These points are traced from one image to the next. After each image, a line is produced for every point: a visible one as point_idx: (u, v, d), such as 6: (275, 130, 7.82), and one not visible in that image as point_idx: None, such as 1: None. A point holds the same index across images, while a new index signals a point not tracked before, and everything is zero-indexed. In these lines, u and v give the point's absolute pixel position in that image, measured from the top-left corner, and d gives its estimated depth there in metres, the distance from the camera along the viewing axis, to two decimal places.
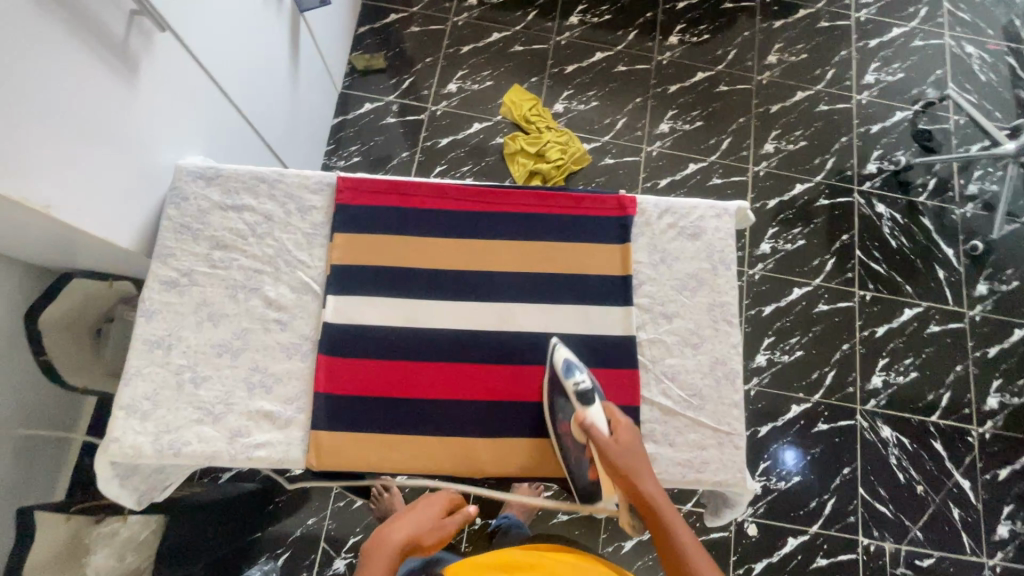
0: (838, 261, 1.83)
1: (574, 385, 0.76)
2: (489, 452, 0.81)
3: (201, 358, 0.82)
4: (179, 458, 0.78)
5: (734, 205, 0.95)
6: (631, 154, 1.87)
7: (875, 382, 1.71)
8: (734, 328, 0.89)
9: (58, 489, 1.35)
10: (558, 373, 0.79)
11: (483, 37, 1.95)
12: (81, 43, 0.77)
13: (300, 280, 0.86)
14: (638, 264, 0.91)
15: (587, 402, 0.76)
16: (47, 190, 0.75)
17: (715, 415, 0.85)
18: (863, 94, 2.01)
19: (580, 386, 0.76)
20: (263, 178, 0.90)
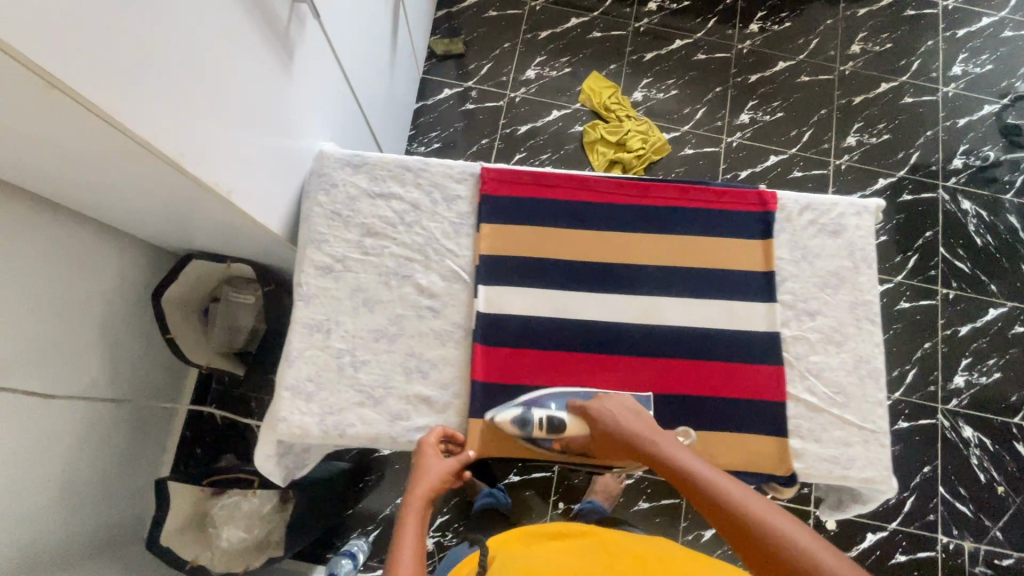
0: (921, 258, 1.80)
1: (540, 425, 0.80)
2: None
3: (359, 343, 0.84)
4: (344, 439, 0.81)
5: (874, 203, 0.94)
6: (711, 145, 1.85)
7: (957, 382, 1.70)
8: (877, 327, 0.89)
9: (164, 463, 1.42)
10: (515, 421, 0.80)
11: (561, 22, 1.93)
12: (258, 34, 0.79)
13: (450, 269, 0.88)
14: (780, 260, 0.91)
15: (561, 424, 0.81)
16: (228, 177, 0.78)
17: (860, 413, 0.85)
18: (950, 86, 1.95)
19: (545, 422, 0.80)
20: (409, 167, 0.91)
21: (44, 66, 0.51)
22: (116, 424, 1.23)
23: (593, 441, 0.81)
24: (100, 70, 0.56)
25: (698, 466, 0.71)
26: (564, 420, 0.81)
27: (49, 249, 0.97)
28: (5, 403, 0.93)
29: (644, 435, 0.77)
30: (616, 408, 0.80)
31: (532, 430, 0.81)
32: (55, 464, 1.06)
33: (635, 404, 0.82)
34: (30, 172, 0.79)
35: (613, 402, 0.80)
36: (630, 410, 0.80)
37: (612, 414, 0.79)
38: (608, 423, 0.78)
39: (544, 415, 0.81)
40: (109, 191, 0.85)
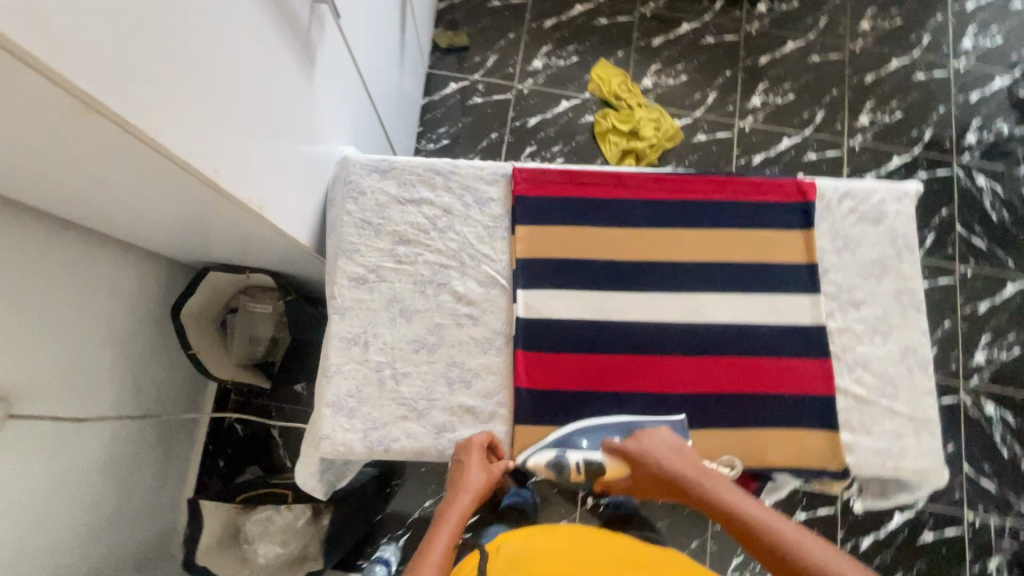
0: (938, 236, 1.78)
1: (575, 469, 0.79)
2: None
3: (399, 354, 0.82)
4: (390, 454, 0.79)
5: (913, 188, 0.92)
6: (723, 130, 1.82)
7: (978, 359, 1.70)
8: (922, 315, 0.88)
9: (189, 478, 1.38)
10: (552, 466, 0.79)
11: (566, 10, 1.88)
12: (282, 41, 0.76)
13: (487, 274, 0.86)
14: (822, 250, 0.89)
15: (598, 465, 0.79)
16: (260, 192, 0.76)
17: (910, 403, 0.84)
18: (961, 60, 1.92)
19: (580, 466, 0.79)
20: (438, 170, 0.89)
21: (79, 85, 0.47)
22: (141, 444, 1.20)
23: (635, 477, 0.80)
24: (140, 91, 0.54)
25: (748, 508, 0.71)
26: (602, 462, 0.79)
27: (66, 270, 0.94)
28: (30, 430, 0.91)
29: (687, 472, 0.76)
30: (656, 446, 0.77)
31: (568, 472, 0.79)
32: (85, 488, 1.04)
33: (672, 437, 0.79)
34: (49, 192, 0.76)
35: (655, 442, 0.78)
36: (670, 446, 0.78)
37: (656, 454, 0.77)
38: (651, 464, 0.76)
39: (579, 458, 0.79)
40: (132, 207, 0.81)
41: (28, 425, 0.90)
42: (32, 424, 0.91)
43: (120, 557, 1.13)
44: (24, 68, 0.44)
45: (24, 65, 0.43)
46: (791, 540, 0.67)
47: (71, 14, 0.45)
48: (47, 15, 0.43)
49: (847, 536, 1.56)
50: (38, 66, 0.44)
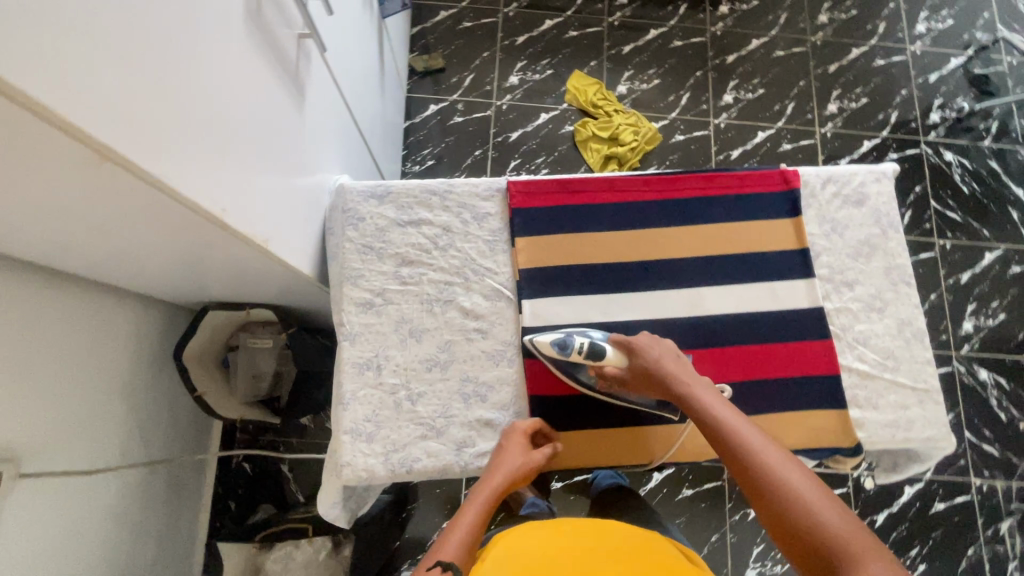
0: (915, 213, 1.84)
1: (579, 350, 0.81)
2: (662, 442, 0.87)
3: (413, 375, 0.83)
4: (412, 475, 0.79)
5: (890, 168, 0.96)
6: (700, 129, 1.87)
7: (967, 328, 1.75)
8: (913, 288, 0.91)
9: (200, 526, 1.34)
10: (556, 350, 0.81)
11: (536, 26, 1.93)
12: (275, 79, 0.79)
13: (491, 288, 0.88)
14: (811, 235, 0.92)
15: (602, 355, 0.81)
16: (263, 226, 0.77)
17: (912, 374, 0.87)
18: (916, 44, 2.00)
19: (584, 348, 0.81)
20: (434, 191, 0.90)
21: (90, 135, 0.48)
22: (151, 492, 1.17)
23: (630, 382, 0.81)
24: (148, 137, 0.55)
25: (725, 414, 0.74)
26: (605, 350, 0.81)
27: (67, 321, 0.93)
28: (39, 489, 0.89)
29: (679, 376, 0.78)
30: (659, 350, 0.81)
31: (572, 354, 0.81)
32: (95, 544, 1.01)
33: (673, 347, 0.82)
34: (45, 245, 0.75)
35: (656, 344, 0.81)
36: (671, 353, 0.81)
37: (654, 354, 0.79)
38: (648, 362, 0.79)
39: (584, 342, 0.82)
40: (130, 252, 0.81)
41: (37, 484, 0.88)
42: (41, 483, 0.89)
43: None
44: (41, 124, 0.45)
45: (42, 122, 0.45)
46: (754, 448, 0.70)
47: (81, 69, 0.47)
48: (60, 72, 0.45)
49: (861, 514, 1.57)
50: (54, 121, 0.45)
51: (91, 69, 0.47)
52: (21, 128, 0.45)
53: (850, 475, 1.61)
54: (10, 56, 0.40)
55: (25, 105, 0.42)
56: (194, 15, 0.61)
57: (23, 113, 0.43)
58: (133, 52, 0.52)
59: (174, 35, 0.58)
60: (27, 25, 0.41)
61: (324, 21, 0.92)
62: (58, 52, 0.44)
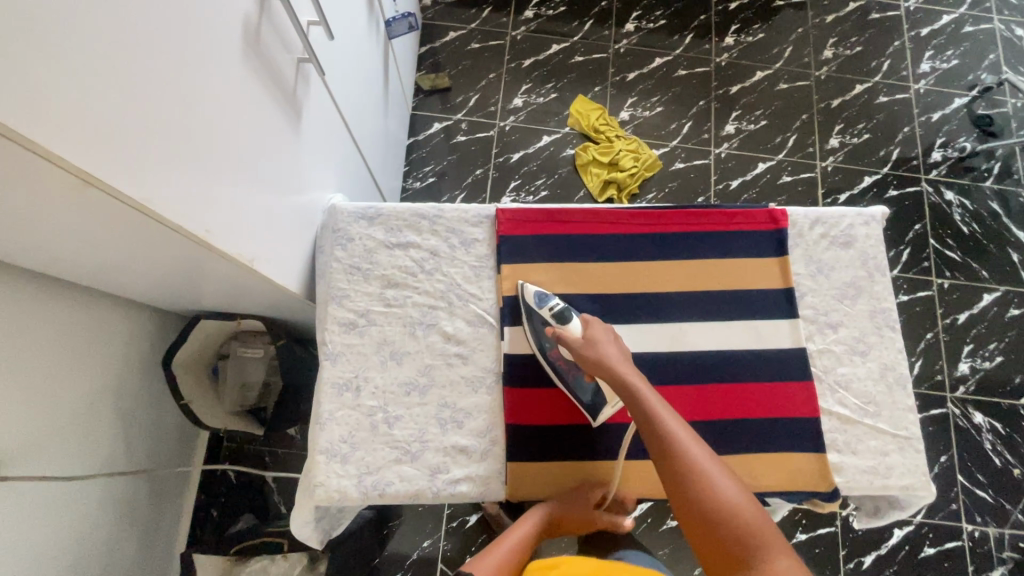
0: (913, 250, 1.84)
1: (552, 308, 0.84)
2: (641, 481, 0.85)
3: (391, 398, 0.84)
4: (385, 499, 0.79)
5: (879, 212, 0.96)
6: (701, 157, 1.88)
7: (962, 369, 1.73)
8: (897, 334, 0.91)
9: (180, 535, 1.34)
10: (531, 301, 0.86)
11: (543, 50, 1.96)
12: (272, 101, 0.80)
13: (475, 313, 0.89)
14: (797, 276, 0.92)
15: (565, 320, 0.83)
16: (251, 246, 0.78)
17: (893, 421, 0.86)
18: (920, 82, 2.01)
19: (555, 309, 0.84)
20: (424, 215, 0.92)
21: (73, 163, 0.49)
22: (130, 498, 1.17)
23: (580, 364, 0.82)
24: (135, 161, 0.56)
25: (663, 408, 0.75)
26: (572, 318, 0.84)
27: (58, 327, 0.94)
28: (18, 492, 0.90)
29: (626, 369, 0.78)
30: (613, 341, 0.82)
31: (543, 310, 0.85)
32: (70, 550, 1.01)
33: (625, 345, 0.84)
34: (37, 253, 0.76)
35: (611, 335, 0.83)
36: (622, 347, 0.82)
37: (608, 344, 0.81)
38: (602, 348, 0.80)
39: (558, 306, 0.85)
40: (119, 263, 0.82)
41: (14, 488, 0.89)
42: (18, 486, 0.90)
43: None
44: (19, 150, 0.46)
45: (20, 148, 0.45)
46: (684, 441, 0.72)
47: (68, 99, 0.48)
48: (44, 102, 0.46)
49: (848, 555, 1.55)
50: (37, 151, 0.46)
51: (75, 96, 0.48)
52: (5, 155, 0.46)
53: (839, 514, 1.59)
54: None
55: (6, 134, 0.44)
56: (190, 42, 0.62)
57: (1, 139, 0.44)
58: (123, 80, 0.53)
59: (170, 62, 0.59)
60: (12, 57, 0.42)
61: (325, 46, 0.94)
62: (44, 83, 0.45)
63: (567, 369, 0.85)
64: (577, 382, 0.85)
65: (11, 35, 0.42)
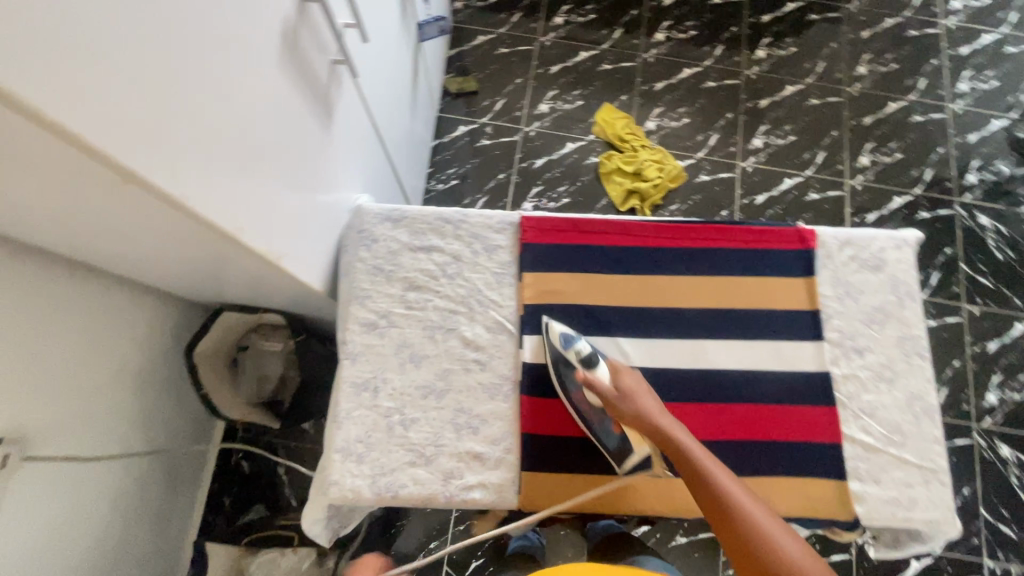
0: (943, 275, 1.79)
1: (579, 353, 0.81)
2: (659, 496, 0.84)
3: (408, 400, 0.84)
4: (397, 501, 0.79)
5: (912, 236, 0.94)
6: (726, 170, 1.86)
7: (990, 400, 1.68)
8: (927, 362, 0.88)
9: (193, 522, 1.36)
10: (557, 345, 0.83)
11: (571, 57, 1.96)
12: (307, 104, 0.82)
13: (494, 320, 0.89)
14: (824, 297, 0.91)
15: (593, 366, 0.80)
16: (280, 244, 0.80)
17: (918, 452, 0.84)
18: (957, 102, 1.96)
19: (582, 353, 0.81)
20: (448, 220, 0.92)
21: (119, 161, 0.51)
22: (147, 483, 1.20)
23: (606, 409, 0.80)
24: (177, 161, 0.58)
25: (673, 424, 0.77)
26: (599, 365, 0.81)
27: (88, 312, 0.97)
28: (43, 471, 0.92)
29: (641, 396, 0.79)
30: (638, 385, 0.80)
31: (570, 354, 0.82)
32: (88, 530, 1.03)
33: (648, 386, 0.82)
34: (75, 241, 0.79)
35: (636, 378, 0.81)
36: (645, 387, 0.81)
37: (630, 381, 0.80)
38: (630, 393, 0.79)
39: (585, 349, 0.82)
40: (150, 254, 0.85)
41: (39, 467, 0.91)
42: (43, 466, 0.92)
43: None
44: (65, 144, 0.47)
45: (69, 145, 0.47)
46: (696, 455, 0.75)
47: (117, 99, 0.50)
48: (91, 99, 0.47)
49: None
50: (86, 148, 0.48)
51: (120, 94, 0.50)
52: (56, 150, 0.48)
53: (854, 541, 1.55)
54: (41, 84, 0.42)
55: (59, 132, 0.46)
56: (230, 42, 0.63)
57: (49, 135, 0.45)
58: (165, 77, 0.54)
59: (214, 65, 0.61)
60: (63, 57, 0.44)
61: (359, 48, 0.95)
62: (92, 82, 0.47)
63: (592, 414, 0.83)
64: (603, 428, 0.83)
65: (65, 36, 0.43)
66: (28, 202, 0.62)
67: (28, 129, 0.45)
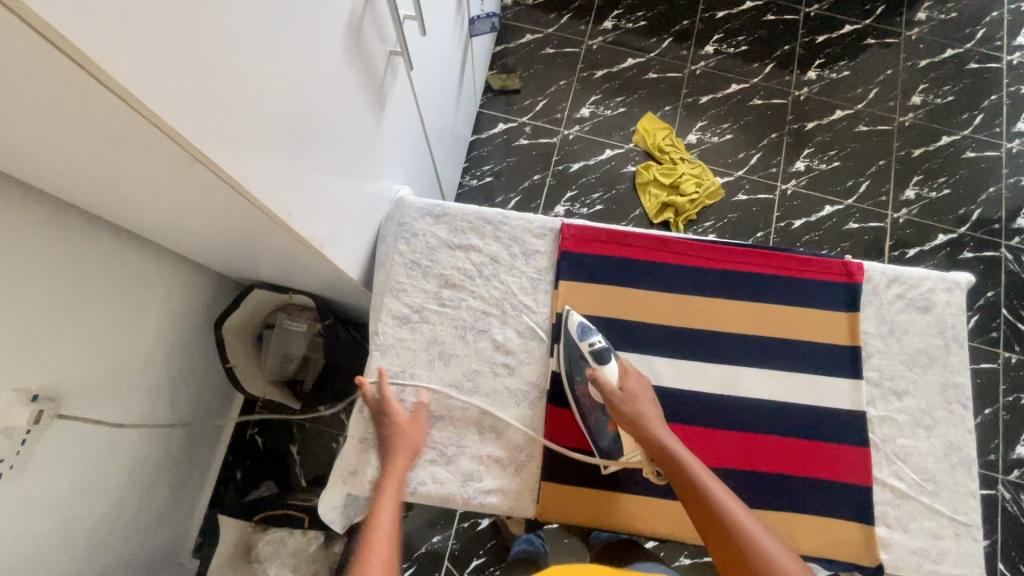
0: (982, 318, 1.73)
1: (593, 347, 0.82)
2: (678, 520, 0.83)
3: (433, 398, 0.84)
4: (415, 497, 0.79)
5: (964, 279, 0.90)
6: (765, 192, 1.83)
7: (1020, 452, 1.62)
8: (969, 412, 0.85)
9: (205, 492, 1.38)
10: (571, 335, 0.84)
11: (618, 62, 1.94)
12: (365, 95, 0.83)
13: (527, 326, 0.88)
14: (866, 334, 0.88)
15: (602, 361, 0.82)
16: (323, 229, 0.81)
17: (951, 503, 0.81)
18: (1014, 141, 1.89)
19: (595, 346, 0.82)
20: (489, 220, 0.92)
21: (185, 138, 0.53)
22: (167, 449, 1.22)
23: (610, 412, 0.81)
24: (238, 142, 0.60)
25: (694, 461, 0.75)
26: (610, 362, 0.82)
27: (126, 277, 0.99)
28: (71, 429, 0.94)
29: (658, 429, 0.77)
30: (644, 393, 0.81)
31: (583, 346, 0.83)
32: (108, 490, 1.06)
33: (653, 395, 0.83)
34: (131, 210, 0.81)
35: (642, 384, 0.82)
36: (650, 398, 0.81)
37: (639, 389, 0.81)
38: (636, 398, 0.80)
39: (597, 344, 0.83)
40: (195, 228, 0.86)
41: (68, 425, 0.93)
42: (73, 424, 0.94)
43: (131, 563, 1.14)
44: (138, 117, 0.49)
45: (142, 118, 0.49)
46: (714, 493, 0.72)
47: (192, 80, 0.51)
48: (166, 77, 0.49)
49: None
50: (157, 123, 0.50)
51: (193, 75, 0.51)
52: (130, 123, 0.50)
53: None
54: (126, 61, 0.45)
55: (134, 106, 0.47)
56: (300, 30, 0.64)
57: (126, 107, 0.48)
58: (236, 59, 0.56)
59: (284, 52, 0.63)
60: (148, 37, 0.46)
61: (417, 42, 0.96)
62: (172, 63, 0.49)
63: (593, 411, 0.84)
64: (599, 426, 0.84)
65: (154, 18, 0.45)
66: (98, 168, 0.65)
67: (105, 99, 0.46)
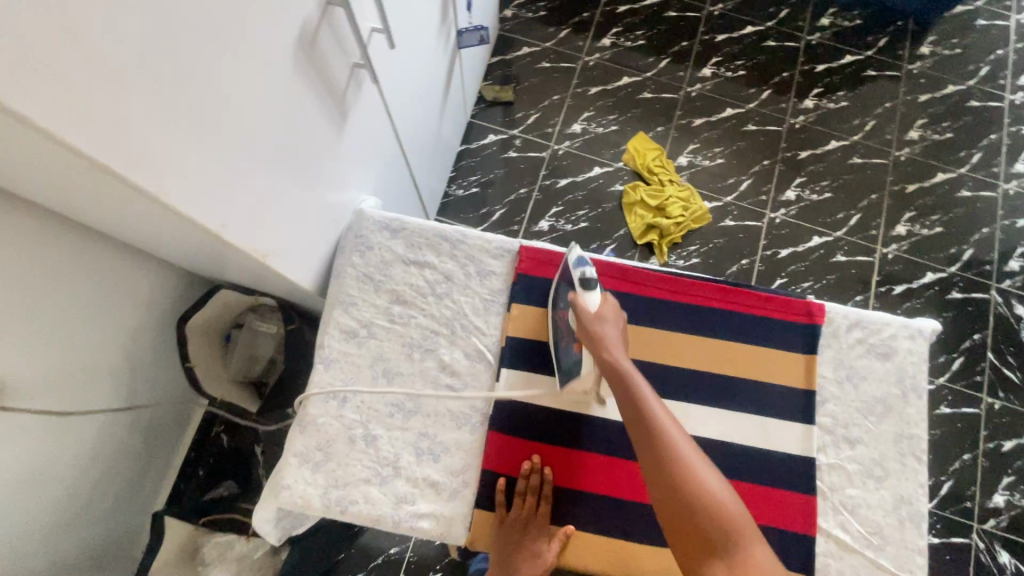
0: (966, 362, 1.70)
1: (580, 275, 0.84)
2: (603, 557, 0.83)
3: (373, 416, 0.85)
4: (345, 516, 0.80)
5: (929, 326, 0.88)
6: (753, 219, 1.80)
7: (997, 501, 1.58)
8: (923, 466, 0.83)
9: (161, 494, 1.37)
10: (569, 265, 0.87)
11: (613, 80, 1.93)
12: (318, 99, 0.80)
13: (475, 347, 0.90)
14: (822, 378, 0.86)
15: (587, 288, 0.83)
16: (269, 241, 0.78)
17: (896, 559, 0.79)
18: (1011, 182, 1.86)
19: (584, 275, 0.84)
20: (446, 238, 0.94)
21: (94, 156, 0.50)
22: (123, 447, 1.21)
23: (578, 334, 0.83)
24: (163, 155, 0.57)
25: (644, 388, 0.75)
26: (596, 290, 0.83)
27: (88, 274, 0.99)
28: (17, 424, 0.93)
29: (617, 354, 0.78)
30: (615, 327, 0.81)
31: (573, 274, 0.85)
32: (55, 486, 1.05)
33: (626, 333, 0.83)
34: (68, 208, 0.78)
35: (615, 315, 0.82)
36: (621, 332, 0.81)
37: (610, 318, 0.82)
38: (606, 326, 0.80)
39: (585, 274, 0.84)
40: (142, 233, 0.84)
41: (14, 419, 0.92)
42: (20, 418, 0.94)
43: (77, 560, 1.13)
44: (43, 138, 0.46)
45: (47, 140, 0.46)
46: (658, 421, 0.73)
47: (101, 97, 0.48)
48: (68, 93, 0.45)
49: None
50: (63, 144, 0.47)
51: (104, 91, 0.48)
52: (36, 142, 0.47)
53: None
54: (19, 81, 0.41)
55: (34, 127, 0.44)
56: (242, 39, 0.62)
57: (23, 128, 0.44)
58: (161, 70, 0.53)
59: (222, 59, 0.60)
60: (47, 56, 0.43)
61: (384, 51, 0.94)
62: (79, 80, 0.46)
63: (564, 334, 0.88)
64: (566, 348, 0.87)
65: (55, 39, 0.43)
66: (13, 168, 0.61)
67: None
